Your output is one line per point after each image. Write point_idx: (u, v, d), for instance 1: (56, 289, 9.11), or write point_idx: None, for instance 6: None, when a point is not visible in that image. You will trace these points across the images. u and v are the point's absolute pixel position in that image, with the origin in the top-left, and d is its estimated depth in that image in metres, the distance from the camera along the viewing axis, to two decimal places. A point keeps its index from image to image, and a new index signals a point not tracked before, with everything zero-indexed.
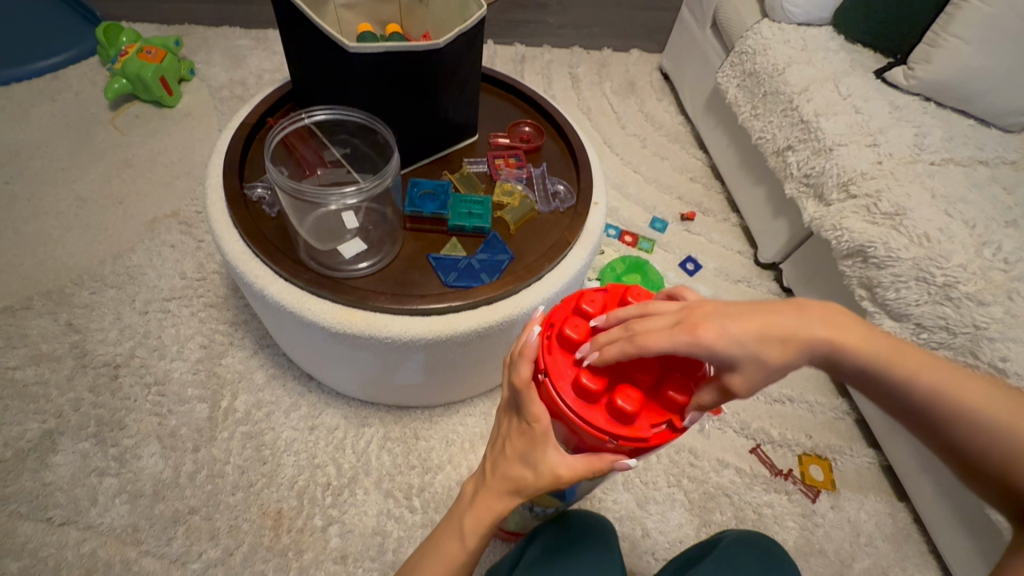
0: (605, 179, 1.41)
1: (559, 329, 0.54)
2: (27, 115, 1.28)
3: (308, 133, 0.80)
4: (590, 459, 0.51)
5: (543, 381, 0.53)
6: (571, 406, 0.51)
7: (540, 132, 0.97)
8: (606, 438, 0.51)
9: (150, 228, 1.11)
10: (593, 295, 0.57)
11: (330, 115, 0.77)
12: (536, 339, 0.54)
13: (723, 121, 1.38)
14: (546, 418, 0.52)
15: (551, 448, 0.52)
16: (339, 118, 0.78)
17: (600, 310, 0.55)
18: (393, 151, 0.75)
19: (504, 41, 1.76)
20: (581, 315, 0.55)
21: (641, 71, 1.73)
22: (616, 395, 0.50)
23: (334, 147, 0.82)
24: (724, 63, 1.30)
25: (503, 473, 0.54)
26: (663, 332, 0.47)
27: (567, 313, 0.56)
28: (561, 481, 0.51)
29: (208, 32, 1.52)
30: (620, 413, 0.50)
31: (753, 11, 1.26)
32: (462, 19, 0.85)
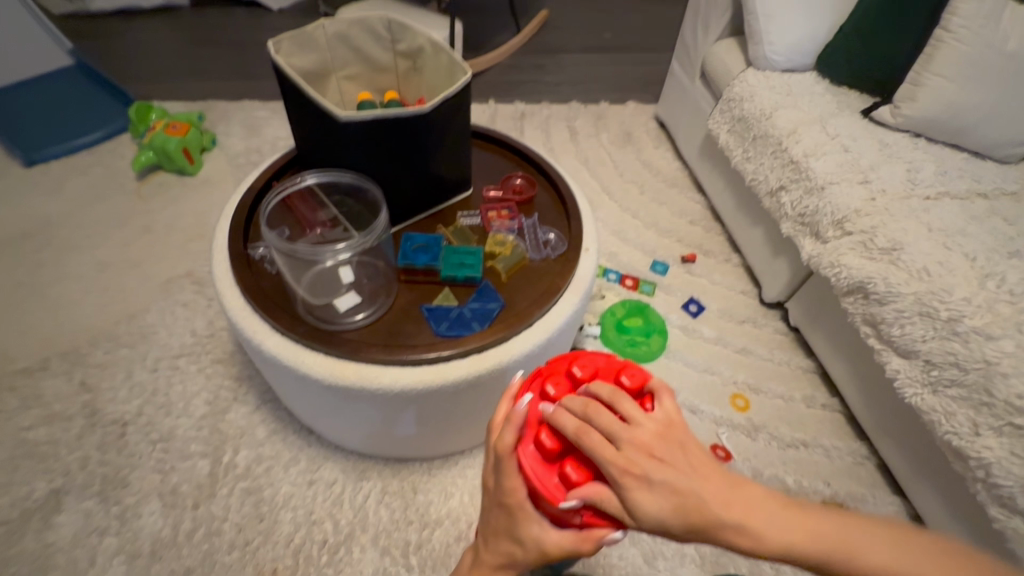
0: (604, 225, 1.44)
1: (543, 385, 0.55)
2: (61, 188, 1.39)
3: (308, 193, 0.85)
4: (575, 537, 0.50)
5: (519, 451, 0.52)
6: (537, 477, 0.50)
7: (532, 184, 1.00)
8: (572, 515, 0.49)
9: (165, 289, 1.17)
10: (587, 359, 0.56)
11: (325, 177, 0.83)
12: (524, 408, 0.53)
13: (717, 165, 1.41)
14: (522, 491, 0.51)
15: (533, 522, 0.51)
16: (333, 180, 0.83)
17: (588, 377, 0.54)
18: (383, 208, 0.79)
19: (504, 100, 1.86)
20: (568, 376, 0.55)
21: (638, 121, 1.80)
22: (566, 462, 0.49)
23: (331, 205, 0.85)
24: (715, 110, 1.34)
25: (493, 547, 0.55)
26: (603, 438, 0.46)
27: (555, 373, 0.56)
28: (548, 558, 0.51)
29: (230, 106, 1.65)
30: (562, 482, 0.49)
31: (738, 61, 1.31)
32: (452, 82, 0.89)
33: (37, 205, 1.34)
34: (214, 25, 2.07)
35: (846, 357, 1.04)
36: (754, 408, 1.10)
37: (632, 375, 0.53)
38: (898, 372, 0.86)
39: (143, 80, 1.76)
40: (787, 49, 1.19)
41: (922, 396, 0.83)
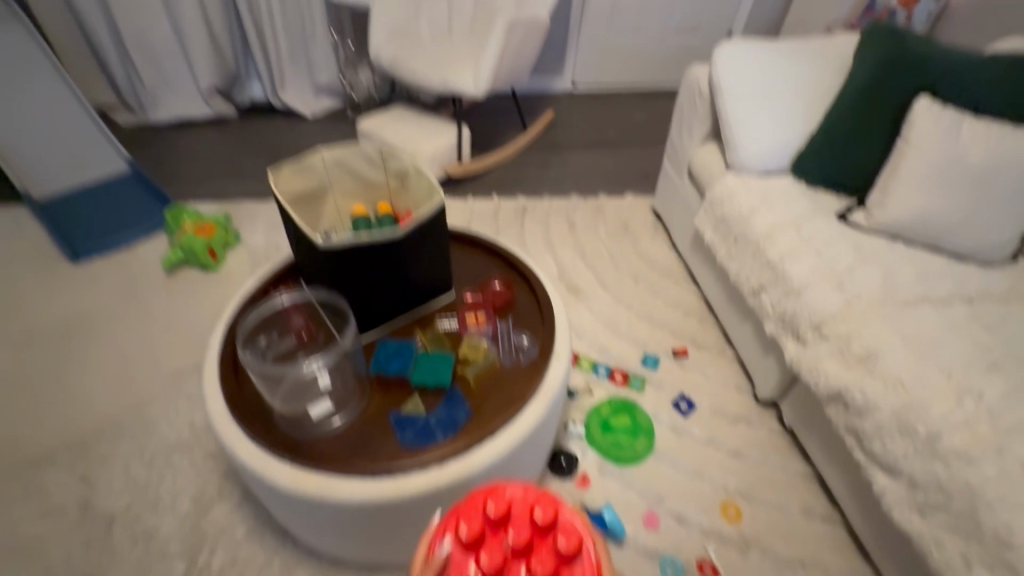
0: (597, 317, 1.46)
1: (462, 520, 0.60)
2: (99, 283, 1.53)
3: (280, 309, 0.92)
4: None
5: None
6: None
7: (511, 287, 1.05)
8: None
9: (173, 381, 1.25)
10: (504, 494, 0.62)
11: (296, 296, 0.90)
12: (441, 549, 0.59)
13: (706, 259, 1.44)
14: None
15: None
16: (303, 297, 0.91)
17: (503, 511, 0.61)
18: (351, 324, 0.86)
19: (507, 195, 1.98)
20: (483, 513, 0.61)
21: (635, 213, 1.88)
22: None
23: (302, 317, 0.93)
24: (701, 207, 1.39)
25: None
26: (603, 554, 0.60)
27: (474, 509, 0.61)
28: None
29: (257, 205, 1.82)
30: None
31: (720, 163, 1.38)
32: (431, 197, 0.97)
33: (75, 299, 1.48)
34: (255, 133, 2.33)
35: (838, 465, 1.00)
36: (747, 518, 1.04)
37: (543, 508, 0.61)
38: (884, 491, 0.82)
39: (186, 184, 1.98)
40: (762, 154, 1.25)
41: (910, 519, 0.78)
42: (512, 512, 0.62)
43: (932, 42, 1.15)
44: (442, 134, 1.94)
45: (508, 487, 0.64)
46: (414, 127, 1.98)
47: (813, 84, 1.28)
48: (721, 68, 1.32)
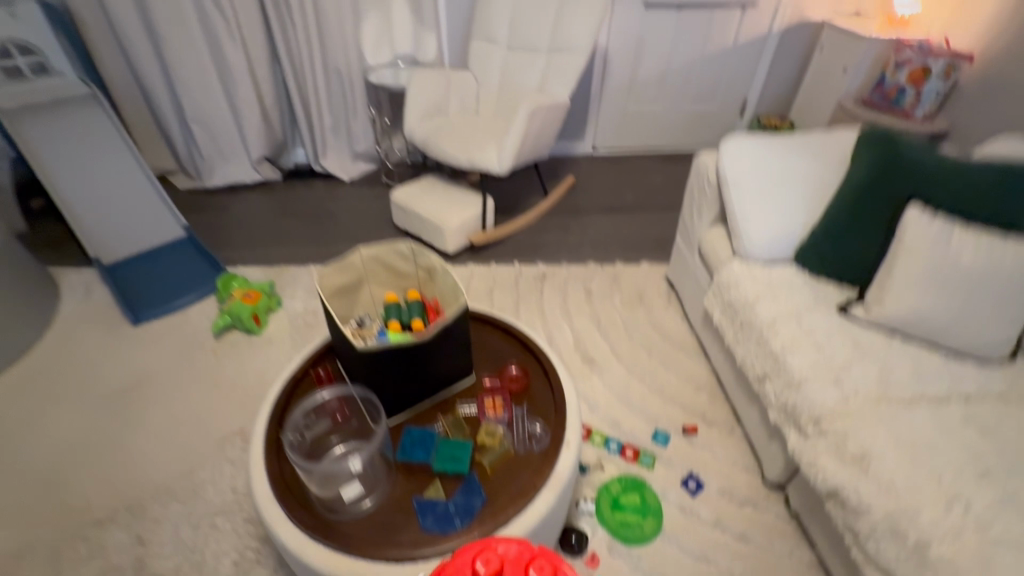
0: (610, 390, 1.54)
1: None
2: (156, 346, 1.69)
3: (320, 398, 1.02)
4: None
5: None
6: None
7: (526, 372, 1.14)
8: None
9: (220, 447, 1.38)
10: (495, 551, 0.63)
11: (337, 391, 1.01)
12: None
13: (715, 337, 1.52)
14: None
15: None
16: (343, 392, 1.01)
17: (493, 570, 0.62)
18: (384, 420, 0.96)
19: (528, 261, 2.10)
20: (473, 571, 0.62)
21: (650, 282, 1.97)
22: None
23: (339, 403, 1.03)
24: (710, 289, 1.47)
25: None
26: None
27: (463, 569, 0.62)
28: None
29: (297, 270, 1.99)
30: None
31: (727, 248, 1.46)
32: (455, 298, 1.09)
33: (136, 361, 1.64)
34: (297, 197, 2.53)
35: (840, 557, 1.03)
36: None
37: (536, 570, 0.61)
38: None
39: (236, 249, 2.17)
40: (766, 243, 1.33)
41: None
42: (503, 570, 0.62)
43: (923, 147, 1.23)
44: (468, 206, 2.08)
45: (501, 542, 0.64)
46: (443, 198, 2.12)
47: (814, 177, 1.37)
48: (726, 160, 1.41)
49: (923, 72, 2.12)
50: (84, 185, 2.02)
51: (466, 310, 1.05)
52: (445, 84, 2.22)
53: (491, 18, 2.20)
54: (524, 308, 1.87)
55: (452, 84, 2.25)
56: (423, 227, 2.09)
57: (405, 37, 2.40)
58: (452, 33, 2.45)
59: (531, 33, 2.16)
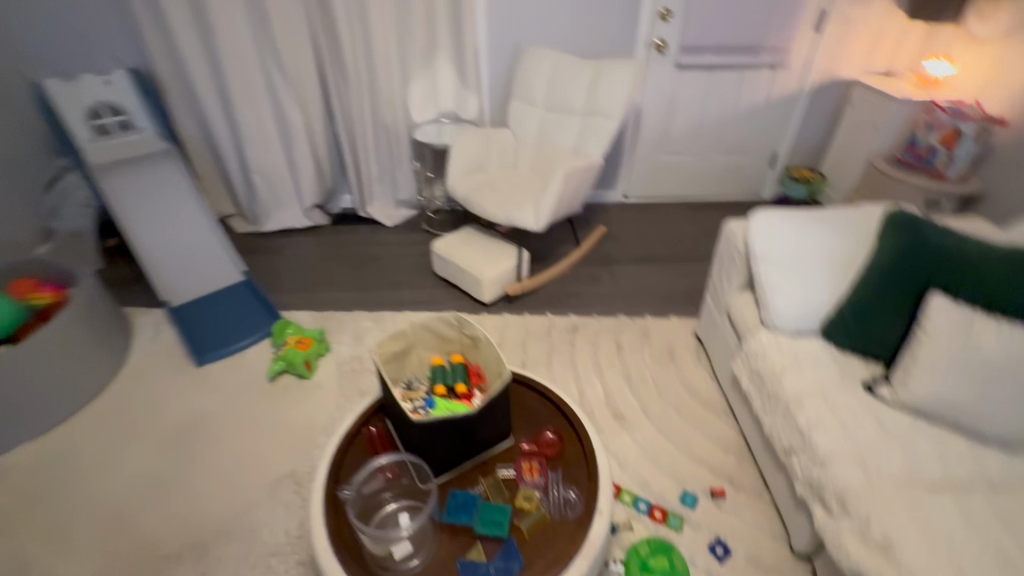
0: (640, 447, 1.60)
1: None
2: (217, 386, 1.85)
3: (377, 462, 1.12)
4: None
5: None
6: None
7: (561, 437, 1.22)
8: None
9: (274, 488, 1.51)
10: None
11: (393, 458, 1.11)
12: None
13: (740, 405, 1.59)
14: None
15: None
16: (399, 459, 1.11)
17: None
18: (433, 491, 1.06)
19: (560, 311, 2.20)
20: None
21: (679, 337, 2.05)
22: None
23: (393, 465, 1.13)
24: (738, 354, 1.53)
25: None
26: None
27: None
28: None
29: (344, 315, 2.14)
30: None
31: (755, 315, 1.52)
32: (499, 372, 1.21)
33: (198, 401, 1.79)
34: (344, 241, 2.71)
35: None
36: None
37: None
38: None
39: (289, 292, 2.35)
40: (794, 315, 1.39)
41: None
42: None
43: (950, 232, 1.28)
44: (505, 257, 2.19)
45: None
46: (481, 248, 2.25)
47: (841, 252, 1.42)
48: (756, 233, 1.48)
49: (955, 133, 2.20)
50: (149, 229, 2.24)
51: (508, 384, 1.16)
52: (485, 143, 2.38)
53: (530, 81, 2.36)
54: (557, 361, 1.96)
55: (492, 142, 2.40)
56: (462, 277, 2.21)
57: (449, 97, 2.57)
58: (493, 93, 2.61)
59: (567, 97, 2.30)
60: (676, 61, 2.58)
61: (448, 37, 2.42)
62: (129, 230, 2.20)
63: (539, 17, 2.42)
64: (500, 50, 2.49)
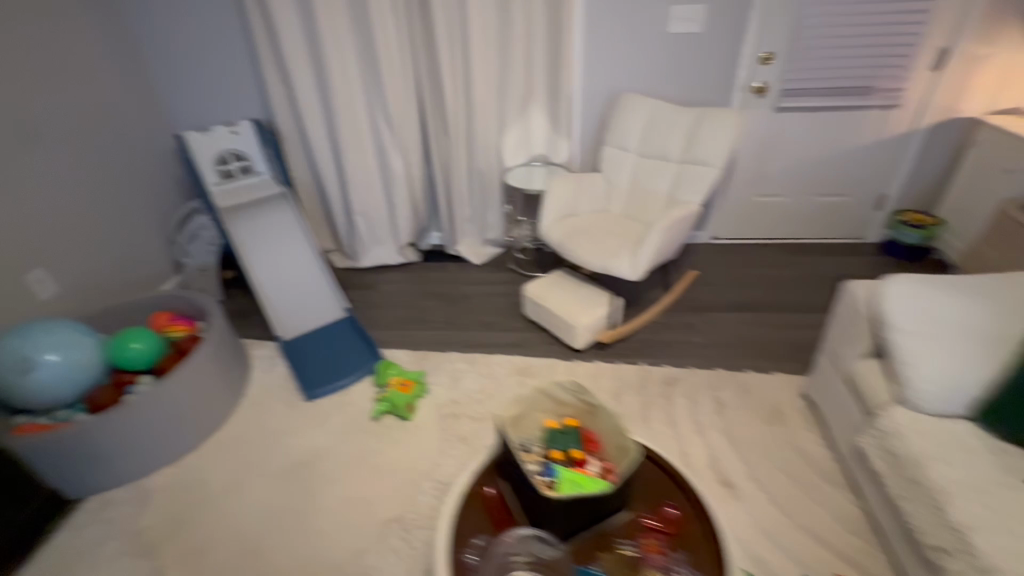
0: (753, 521, 1.55)
1: None
2: (326, 422, 1.96)
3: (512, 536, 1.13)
4: None
5: None
6: None
7: (684, 515, 1.18)
8: None
9: (384, 533, 1.58)
10: None
11: (528, 534, 1.13)
12: None
13: (870, 480, 1.50)
14: None
15: None
16: (534, 535, 1.13)
17: None
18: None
19: (655, 360, 2.17)
20: None
21: (785, 396, 1.97)
22: None
23: (525, 539, 1.13)
24: (865, 428, 1.42)
25: None
26: None
27: None
28: None
29: (440, 356, 2.21)
30: None
31: (886, 390, 1.42)
32: (622, 441, 1.20)
33: (310, 436, 1.91)
34: (434, 278, 2.82)
35: None
36: None
37: None
38: None
39: (385, 328, 2.46)
40: (949, 396, 1.29)
41: None
42: None
43: None
44: (598, 303, 2.19)
45: None
46: (573, 294, 2.26)
47: (999, 326, 1.30)
48: (890, 302, 1.39)
49: None
50: (265, 267, 2.44)
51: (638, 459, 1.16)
52: (578, 188, 2.40)
53: (626, 127, 2.37)
54: (655, 415, 1.92)
55: (584, 186, 2.42)
56: (554, 321, 2.23)
57: (541, 141, 2.63)
58: (585, 137, 2.64)
59: (663, 144, 2.29)
60: (776, 104, 2.51)
61: (544, 86, 2.49)
62: (249, 267, 2.40)
63: (635, 64, 2.44)
64: (594, 96, 2.53)
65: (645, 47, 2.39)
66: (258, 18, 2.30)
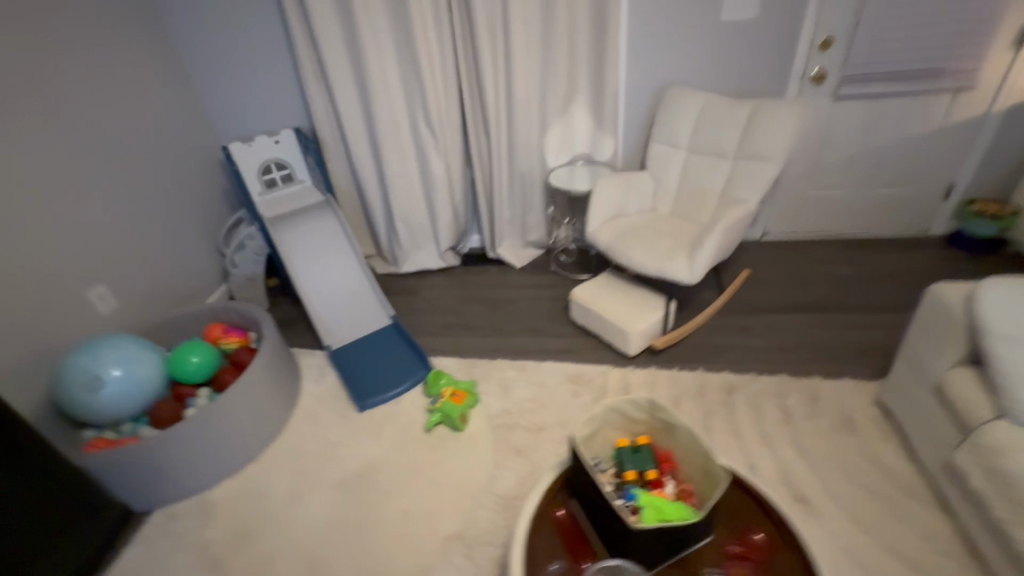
0: (834, 541, 1.46)
1: None
2: (379, 433, 1.95)
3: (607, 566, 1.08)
4: None
5: None
6: None
7: (771, 542, 1.11)
8: None
9: (446, 549, 1.56)
10: None
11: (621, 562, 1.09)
12: None
13: (967, 500, 1.39)
14: None
15: None
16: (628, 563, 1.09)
17: None
18: None
19: (713, 366, 2.08)
20: None
21: (858, 404, 1.86)
22: None
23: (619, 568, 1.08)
24: (963, 444, 1.35)
25: None
26: None
27: None
28: None
29: (489, 364, 2.18)
30: None
31: (987, 405, 1.32)
32: (703, 464, 1.14)
33: (365, 448, 1.90)
34: (476, 282, 2.78)
35: None
36: None
37: None
38: None
39: (431, 335, 2.44)
40: None
41: None
42: None
43: None
44: (652, 308, 2.11)
45: None
46: (625, 297, 2.19)
47: None
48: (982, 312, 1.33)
49: None
50: (311, 275, 2.44)
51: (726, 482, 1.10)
52: (626, 187, 2.32)
53: (676, 123, 2.28)
54: (717, 425, 1.84)
55: (633, 186, 2.34)
56: (605, 327, 2.16)
57: (584, 140, 2.56)
58: (629, 134, 2.55)
59: (716, 140, 2.19)
60: (835, 92, 2.37)
61: (588, 83, 2.41)
62: (295, 277, 2.41)
63: (682, 56, 2.34)
64: (640, 92, 2.43)
65: (694, 38, 2.29)
66: (298, 27, 2.29)
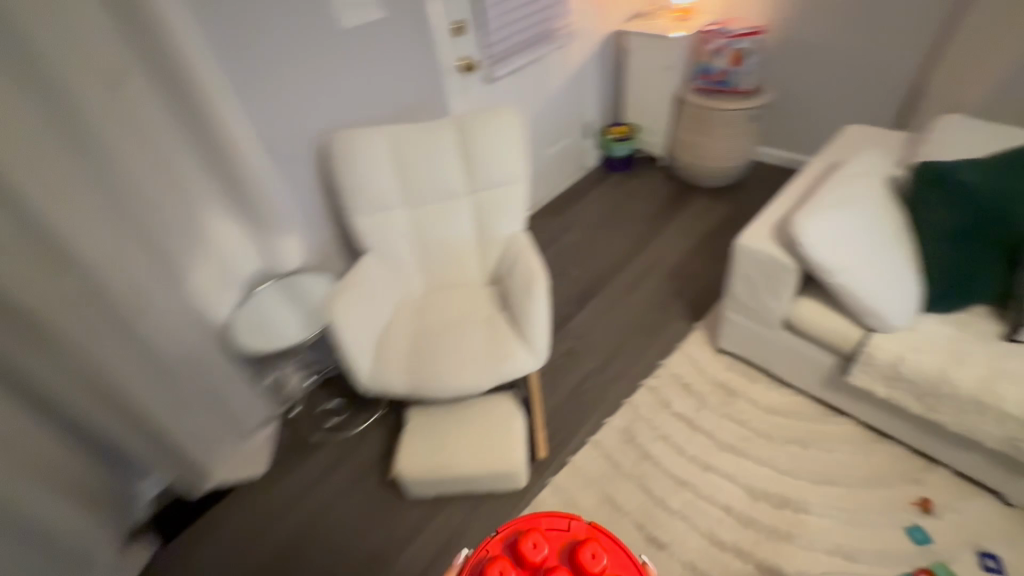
0: (832, 516, 1.46)
1: None
2: None
3: None
4: None
5: None
6: None
7: None
8: None
9: None
10: None
11: None
12: None
13: (866, 400, 1.56)
14: None
15: None
16: None
17: None
18: None
19: (594, 423, 1.74)
20: None
21: (710, 362, 1.87)
22: None
23: None
24: (849, 365, 1.47)
25: None
26: None
27: None
28: None
29: None
30: None
31: (844, 322, 1.47)
32: None
33: None
34: (215, 551, 1.55)
35: None
36: None
37: None
38: None
39: None
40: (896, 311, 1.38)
41: None
42: None
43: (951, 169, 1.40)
44: (507, 420, 1.55)
45: None
46: (468, 428, 1.55)
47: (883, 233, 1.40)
48: (815, 247, 1.38)
49: (740, 53, 2.40)
50: None
51: None
52: (367, 291, 1.56)
53: (371, 179, 1.59)
54: (663, 490, 1.55)
55: (371, 284, 1.59)
56: (475, 482, 1.51)
57: (247, 255, 1.60)
58: (304, 215, 1.72)
59: (436, 182, 1.65)
60: (487, 76, 2.11)
61: (205, 175, 1.43)
62: None
63: (317, 88, 1.60)
64: (288, 156, 1.61)
65: (322, 60, 1.58)
66: None
